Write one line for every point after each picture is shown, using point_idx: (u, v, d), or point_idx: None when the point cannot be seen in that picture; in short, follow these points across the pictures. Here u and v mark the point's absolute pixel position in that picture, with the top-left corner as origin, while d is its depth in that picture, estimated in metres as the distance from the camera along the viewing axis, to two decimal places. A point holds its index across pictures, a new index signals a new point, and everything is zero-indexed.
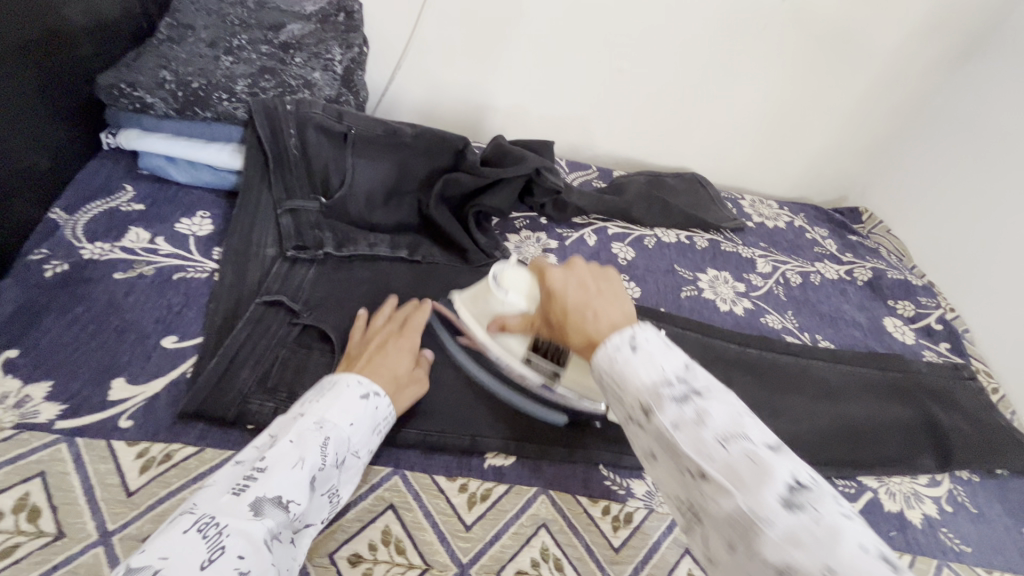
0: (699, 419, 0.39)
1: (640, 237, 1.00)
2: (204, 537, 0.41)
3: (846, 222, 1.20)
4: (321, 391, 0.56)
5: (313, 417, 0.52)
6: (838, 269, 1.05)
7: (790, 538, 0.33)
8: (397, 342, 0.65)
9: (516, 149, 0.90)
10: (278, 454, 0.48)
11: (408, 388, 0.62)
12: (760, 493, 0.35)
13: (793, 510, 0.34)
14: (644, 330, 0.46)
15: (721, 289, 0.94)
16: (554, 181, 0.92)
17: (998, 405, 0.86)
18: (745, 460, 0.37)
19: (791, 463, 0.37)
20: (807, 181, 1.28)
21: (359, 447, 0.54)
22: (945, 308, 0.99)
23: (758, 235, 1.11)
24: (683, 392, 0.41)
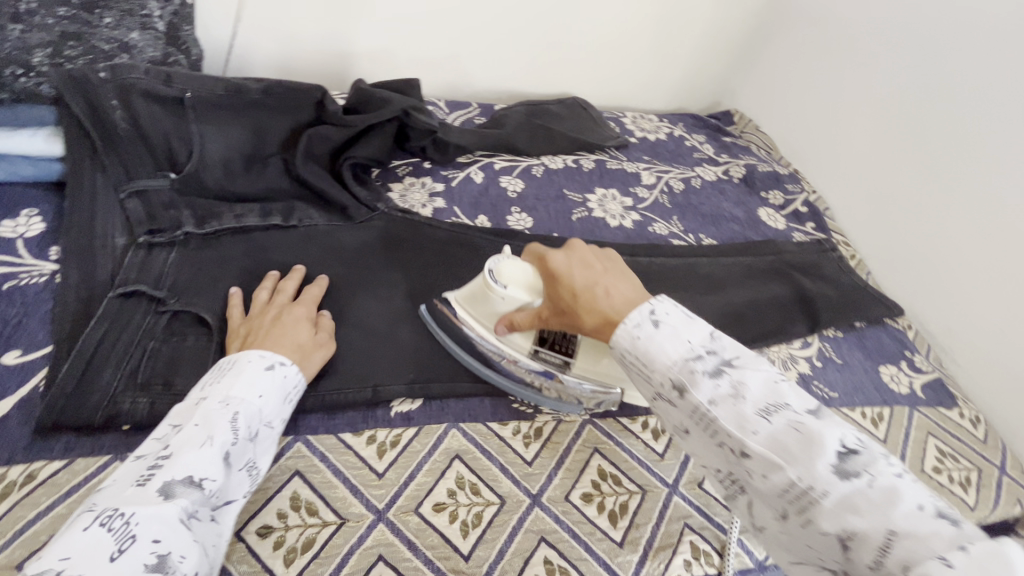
0: (737, 394, 0.44)
1: (528, 167, 1.01)
2: (110, 530, 0.37)
3: (720, 126, 1.26)
4: (218, 372, 0.52)
5: (216, 397, 0.48)
6: (715, 171, 1.12)
7: (844, 505, 0.38)
8: (292, 311, 0.62)
9: (379, 91, 0.86)
10: (183, 438, 0.44)
11: (316, 353, 0.60)
12: (808, 464, 0.39)
13: (847, 477, 0.38)
14: (660, 305, 0.50)
15: (610, 206, 0.97)
16: (426, 120, 0.89)
17: (856, 269, 0.97)
18: (790, 431, 0.41)
19: (837, 427, 0.41)
20: (683, 91, 1.33)
21: (272, 417, 0.51)
22: (808, 191, 1.09)
23: (642, 149, 1.14)
24: (715, 365, 0.46)
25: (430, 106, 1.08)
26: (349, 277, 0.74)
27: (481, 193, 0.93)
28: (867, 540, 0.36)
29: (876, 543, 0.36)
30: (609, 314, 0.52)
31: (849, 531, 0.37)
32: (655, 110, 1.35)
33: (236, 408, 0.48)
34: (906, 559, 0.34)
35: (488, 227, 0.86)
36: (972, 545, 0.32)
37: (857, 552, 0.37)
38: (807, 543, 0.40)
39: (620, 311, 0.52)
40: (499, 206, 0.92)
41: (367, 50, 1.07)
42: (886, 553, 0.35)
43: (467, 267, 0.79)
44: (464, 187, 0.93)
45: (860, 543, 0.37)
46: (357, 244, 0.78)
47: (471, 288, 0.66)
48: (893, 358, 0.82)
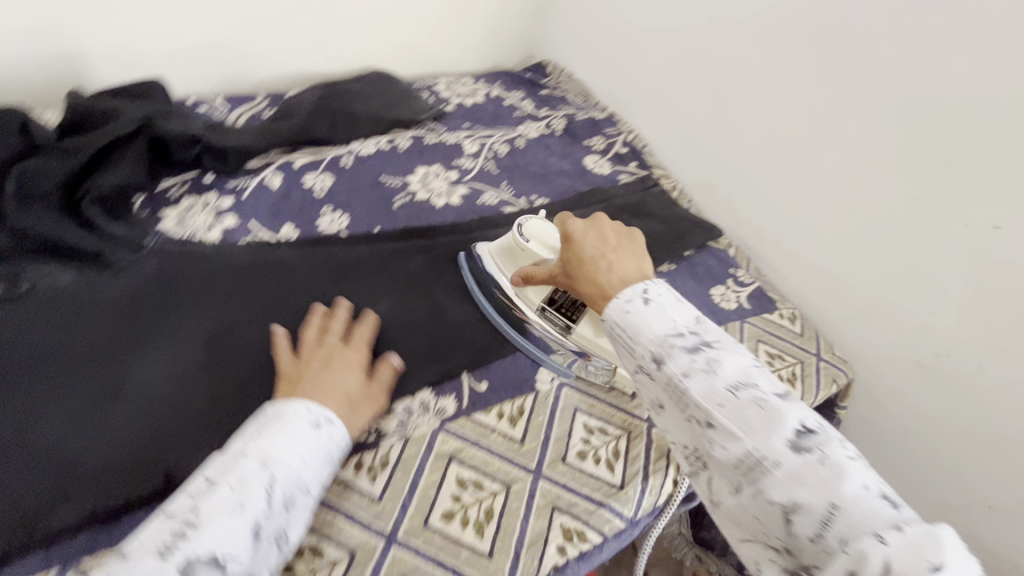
0: (710, 368, 0.46)
1: (335, 158, 0.89)
2: None
3: (535, 79, 1.23)
4: (264, 422, 0.48)
5: (257, 454, 0.45)
6: (538, 127, 1.09)
7: (794, 477, 0.40)
8: (343, 357, 0.58)
9: (105, 102, 0.72)
10: (214, 504, 0.41)
11: (363, 407, 0.56)
12: (770, 441, 0.42)
13: (802, 453, 0.41)
14: (654, 287, 0.53)
15: (434, 184, 0.90)
16: (179, 125, 0.75)
17: (678, 200, 1.02)
18: (756, 408, 0.44)
19: (800, 410, 0.44)
20: (494, 46, 1.27)
21: (312, 483, 0.47)
22: (626, 131, 1.11)
23: (460, 116, 1.08)
24: (694, 342, 0.48)
25: (202, 106, 0.91)
26: (117, 340, 0.58)
27: (281, 199, 0.80)
28: (811, 512, 0.39)
29: (819, 517, 0.38)
30: (609, 288, 0.55)
31: (795, 503, 0.40)
32: (469, 71, 1.27)
33: (275, 470, 0.45)
34: (844, 531, 0.37)
35: (295, 237, 0.75)
36: (909, 526, 0.36)
37: (800, 525, 0.39)
38: (752, 520, 0.43)
39: (617, 285, 0.54)
40: (305, 210, 0.80)
41: (94, 48, 0.85)
42: (829, 528, 0.38)
43: (275, 288, 0.67)
44: (260, 197, 0.80)
45: (803, 516, 0.39)
46: (122, 295, 0.63)
47: (506, 242, 0.74)
48: (720, 279, 0.88)
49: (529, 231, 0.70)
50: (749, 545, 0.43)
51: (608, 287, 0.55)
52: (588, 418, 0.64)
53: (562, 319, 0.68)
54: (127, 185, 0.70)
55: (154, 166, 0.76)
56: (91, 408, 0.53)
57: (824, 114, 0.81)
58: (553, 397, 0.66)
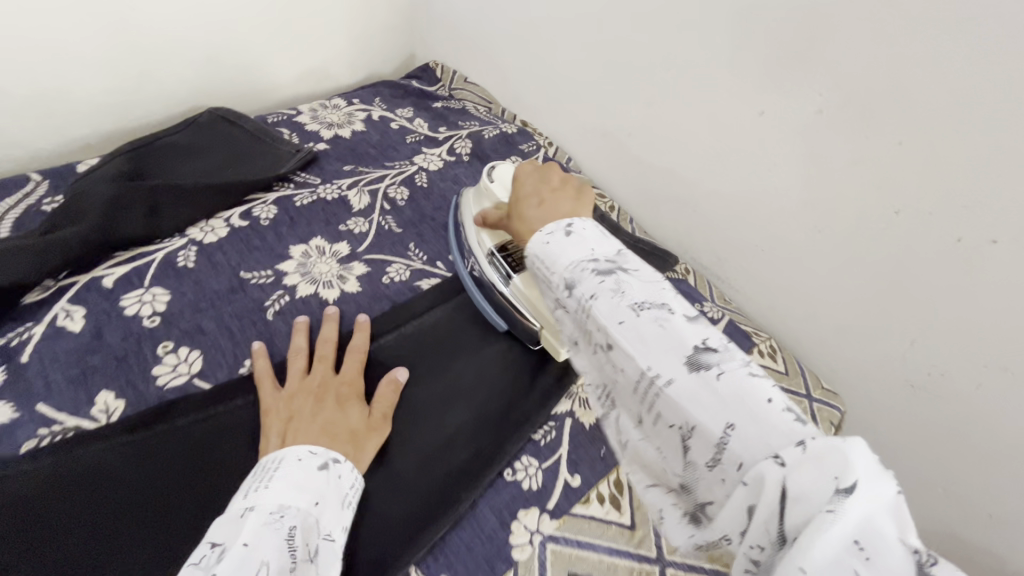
0: (618, 288, 0.39)
1: (168, 259, 0.63)
2: None
3: (424, 89, 1.00)
4: (266, 473, 0.44)
5: (267, 508, 0.41)
6: (439, 154, 0.88)
7: (688, 396, 0.35)
8: (338, 390, 0.54)
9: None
10: (229, 567, 0.36)
11: (371, 437, 0.52)
12: (668, 360, 0.36)
13: (699, 372, 0.35)
14: (580, 222, 0.46)
15: (319, 268, 0.67)
16: None
17: (619, 223, 0.87)
18: (660, 328, 0.37)
19: (704, 328, 0.37)
20: (365, 52, 1.01)
21: (332, 528, 0.43)
22: (544, 145, 0.92)
23: (339, 155, 0.84)
24: (608, 266, 0.41)
25: None
26: None
27: (85, 348, 0.54)
28: (707, 436, 0.33)
29: (715, 440, 0.33)
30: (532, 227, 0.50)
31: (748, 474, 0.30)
32: (339, 85, 1.01)
33: (293, 518, 0.41)
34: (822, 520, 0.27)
35: (123, 414, 0.50)
36: (811, 441, 0.29)
37: (698, 451, 0.34)
38: (654, 453, 0.37)
39: (549, 215, 0.50)
40: (129, 356, 0.54)
41: None
42: (726, 451, 0.33)
43: (93, 525, 0.44)
44: (52, 353, 0.53)
45: (701, 442, 0.34)
46: None
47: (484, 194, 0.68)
48: None
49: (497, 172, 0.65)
50: (653, 492, 0.39)
51: (531, 225, 0.50)
52: None
53: (506, 268, 0.62)
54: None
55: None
56: None
57: (776, 117, 0.68)
58: (538, 563, 0.49)
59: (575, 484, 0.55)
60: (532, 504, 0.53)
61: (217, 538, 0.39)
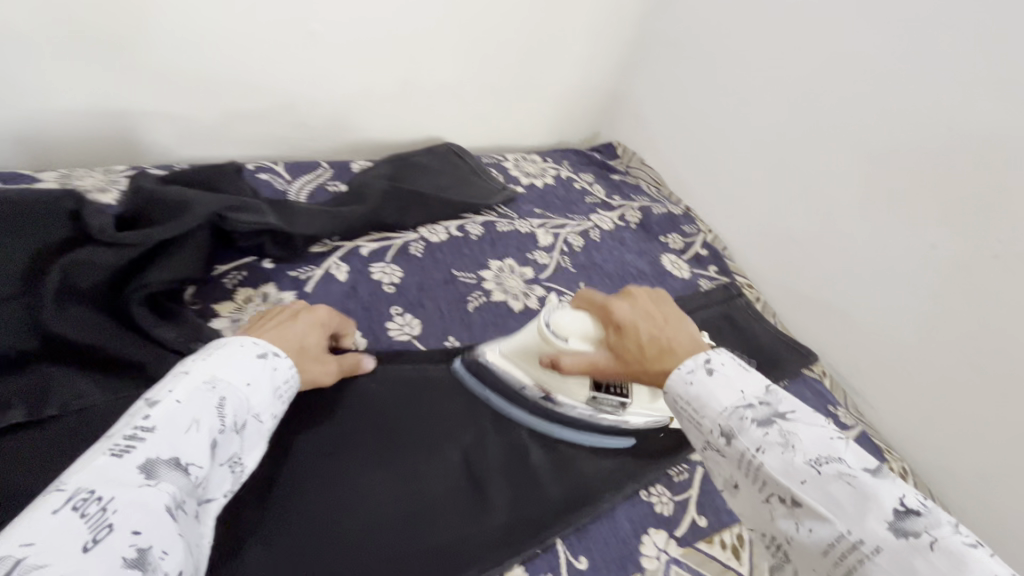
0: (786, 442, 0.41)
1: (404, 245, 0.81)
2: (83, 516, 0.31)
3: (605, 162, 1.17)
4: (206, 352, 0.46)
5: (203, 375, 0.42)
6: (612, 217, 1.02)
7: (900, 565, 0.34)
8: (302, 316, 0.58)
9: (176, 191, 0.64)
10: (165, 413, 0.38)
11: (310, 361, 0.56)
12: (868, 522, 0.36)
13: (905, 538, 0.35)
14: (718, 355, 0.49)
15: (510, 283, 0.82)
16: (249, 222, 0.66)
17: (763, 313, 0.94)
18: (842, 484, 0.38)
19: (897, 486, 0.38)
20: (564, 124, 1.21)
21: (261, 410, 0.46)
22: (704, 231, 1.04)
23: (531, 200, 1.01)
24: (766, 414, 0.43)
25: (265, 173, 0.84)
26: None
27: (345, 293, 0.71)
28: None
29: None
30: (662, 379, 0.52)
31: None
32: (536, 145, 1.21)
33: (224, 393, 0.43)
34: None
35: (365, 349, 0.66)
36: None
37: None
38: None
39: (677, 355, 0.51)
40: (372, 308, 0.71)
41: (153, 107, 0.80)
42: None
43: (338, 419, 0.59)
44: (324, 290, 0.70)
45: None
46: None
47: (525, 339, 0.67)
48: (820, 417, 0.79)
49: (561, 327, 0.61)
50: None
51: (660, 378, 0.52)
52: None
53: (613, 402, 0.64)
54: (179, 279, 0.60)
55: (208, 261, 0.66)
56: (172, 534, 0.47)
57: None
58: None
59: (702, 523, 0.61)
60: (661, 527, 0.59)
61: (151, 391, 0.40)
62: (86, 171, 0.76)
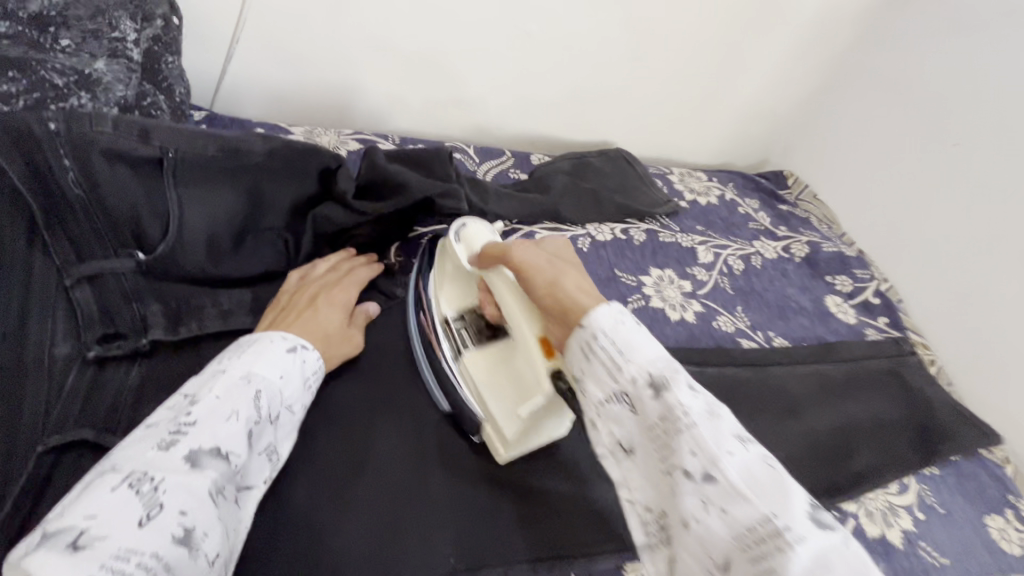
0: (671, 354, 0.41)
1: (573, 238, 0.85)
2: (138, 493, 0.36)
3: (773, 189, 1.13)
4: (242, 346, 0.50)
5: (239, 372, 0.46)
6: (775, 247, 0.99)
7: (752, 487, 0.35)
8: (328, 296, 0.60)
9: (395, 168, 0.68)
10: (206, 405, 0.42)
11: (341, 346, 0.59)
12: (726, 437, 0.37)
13: (743, 444, 0.37)
14: (631, 301, 0.45)
15: (668, 293, 0.83)
16: (452, 207, 0.70)
17: (936, 378, 0.86)
18: (706, 408, 0.38)
19: (735, 418, 0.39)
20: (733, 147, 1.19)
21: (294, 402, 0.49)
22: (878, 279, 0.97)
23: (694, 216, 1.00)
24: (654, 330, 0.44)
25: (458, 153, 0.93)
26: (399, 382, 0.61)
27: None
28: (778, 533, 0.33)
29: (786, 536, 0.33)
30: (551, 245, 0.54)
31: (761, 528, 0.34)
32: (700, 163, 1.20)
33: (259, 385, 0.46)
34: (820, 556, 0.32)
35: None
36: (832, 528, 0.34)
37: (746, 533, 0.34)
38: (698, 529, 0.36)
39: (580, 292, 0.46)
40: None
41: (382, 85, 0.92)
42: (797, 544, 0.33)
43: None
44: None
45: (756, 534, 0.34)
46: (383, 345, 0.64)
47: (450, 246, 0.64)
48: (998, 506, 0.70)
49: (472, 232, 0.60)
50: None
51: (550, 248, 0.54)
52: None
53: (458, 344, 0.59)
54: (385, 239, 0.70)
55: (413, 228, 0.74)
56: (375, 431, 0.56)
57: None
58: None
59: None
60: None
61: (193, 387, 0.45)
62: (322, 130, 0.88)
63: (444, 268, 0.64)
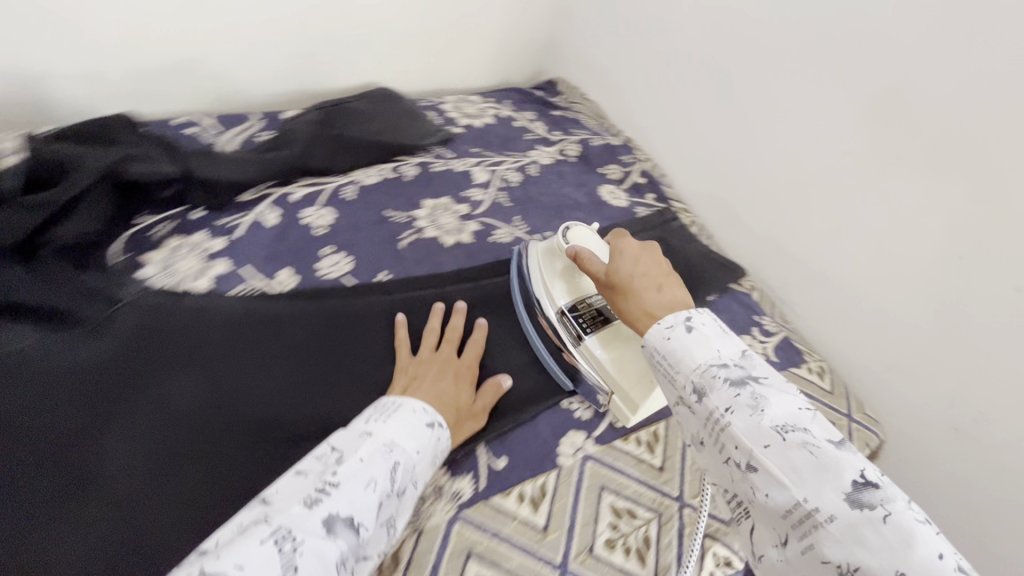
0: (756, 405, 0.42)
1: (335, 190, 0.82)
2: (281, 551, 0.35)
3: (547, 99, 1.17)
4: (384, 412, 0.50)
5: (385, 439, 0.47)
6: (551, 152, 1.03)
7: (853, 538, 0.35)
8: (454, 370, 0.62)
9: (61, 147, 0.63)
10: (349, 471, 0.42)
11: (466, 423, 0.59)
12: (823, 491, 0.37)
13: (860, 508, 0.36)
14: (699, 315, 0.50)
15: (443, 220, 0.84)
16: (141, 168, 0.66)
17: (697, 235, 0.97)
18: (806, 455, 0.39)
19: (858, 460, 0.39)
20: (504, 64, 1.20)
21: (418, 479, 0.48)
22: (642, 160, 1.06)
23: (470, 140, 1.01)
24: (740, 375, 0.44)
25: (191, 128, 0.84)
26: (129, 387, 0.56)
27: (275, 238, 0.73)
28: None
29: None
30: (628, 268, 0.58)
31: (854, 566, 0.35)
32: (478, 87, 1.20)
33: (398, 456, 0.46)
34: None
35: (294, 288, 0.68)
36: None
37: None
38: None
39: (658, 308, 0.52)
40: (303, 250, 0.73)
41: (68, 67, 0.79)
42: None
43: (273, 351, 0.62)
44: (254, 236, 0.72)
45: None
46: (103, 356, 0.58)
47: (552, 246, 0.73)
48: (745, 327, 0.83)
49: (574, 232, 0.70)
50: None
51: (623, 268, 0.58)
52: (616, 497, 0.60)
53: (575, 327, 0.66)
54: (90, 236, 0.62)
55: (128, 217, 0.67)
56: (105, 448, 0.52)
57: (859, 159, 0.76)
58: (577, 473, 0.60)
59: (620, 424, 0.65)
60: (581, 429, 0.64)
61: (338, 441, 0.46)
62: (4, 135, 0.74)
63: (555, 267, 0.71)
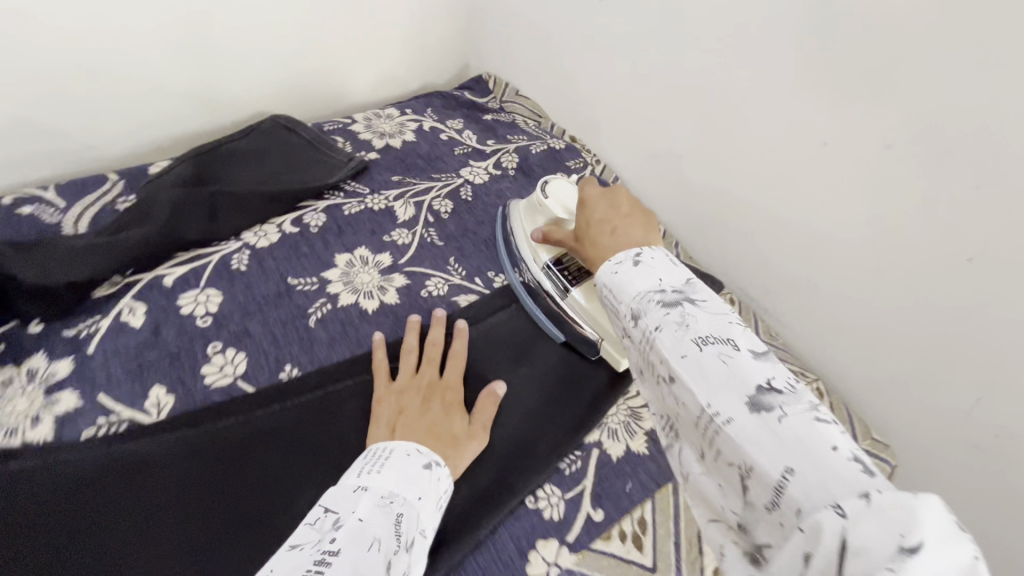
0: (684, 322, 0.37)
1: (222, 261, 0.66)
2: None
3: (475, 101, 1.02)
4: (376, 461, 0.47)
5: (380, 491, 0.44)
6: (486, 167, 0.89)
7: (748, 438, 0.31)
8: (444, 394, 0.58)
9: None
10: (347, 536, 0.39)
11: (469, 445, 0.54)
12: (727, 398, 0.33)
13: (759, 412, 0.32)
14: (649, 250, 0.44)
15: (362, 278, 0.69)
16: None
17: None
18: (717, 359, 0.35)
19: (772, 366, 0.34)
20: (422, 65, 1.04)
21: (430, 527, 0.44)
22: (591, 163, 0.93)
23: (389, 165, 0.86)
24: (676, 296, 0.39)
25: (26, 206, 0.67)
26: None
27: (143, 343, 0.58)
28: (764, 478, 0.30)
29: (772, 483, 0.30)
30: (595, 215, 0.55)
31: (749, 466, 0.31)
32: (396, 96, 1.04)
33: (400, 508, 0.43)
34: (799, 501, 0.29)
35: (169, 413, 0.54)
36: (876, 494, 0.26)
37: (755, 492, 0.31)
38: (713, 489, 0.35)
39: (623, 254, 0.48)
40: (181, 354, 0.58)
41: None
42: (784, 495, 0.29)
43: (143, 510, 0.47)
44: (113, 347, 0.57)
45: (757, 484, 0.31)
46: None
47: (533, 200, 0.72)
48: None
49: (552, 187, 0.68)
50: (713, 527, 0.35)
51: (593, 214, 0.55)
52: None
53: (561, 281, 0.65)
54: None
55: None
56: None
57: (840, 148, 0.64)
58: None
59: (597, 518, 0.54)
60: (552, 535, 0.53)
61: (334, 503, 0.42)
62: None
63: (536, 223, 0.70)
